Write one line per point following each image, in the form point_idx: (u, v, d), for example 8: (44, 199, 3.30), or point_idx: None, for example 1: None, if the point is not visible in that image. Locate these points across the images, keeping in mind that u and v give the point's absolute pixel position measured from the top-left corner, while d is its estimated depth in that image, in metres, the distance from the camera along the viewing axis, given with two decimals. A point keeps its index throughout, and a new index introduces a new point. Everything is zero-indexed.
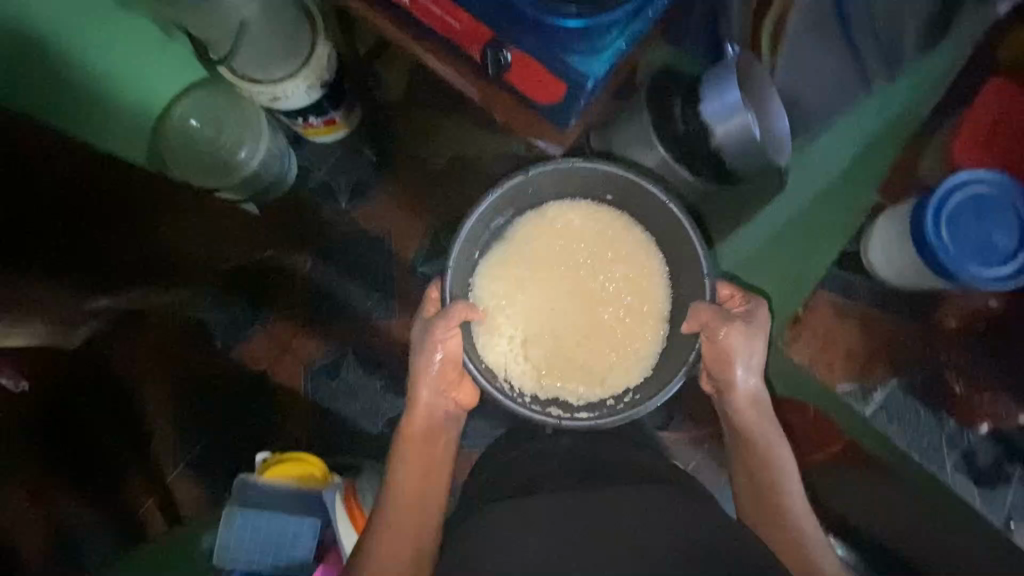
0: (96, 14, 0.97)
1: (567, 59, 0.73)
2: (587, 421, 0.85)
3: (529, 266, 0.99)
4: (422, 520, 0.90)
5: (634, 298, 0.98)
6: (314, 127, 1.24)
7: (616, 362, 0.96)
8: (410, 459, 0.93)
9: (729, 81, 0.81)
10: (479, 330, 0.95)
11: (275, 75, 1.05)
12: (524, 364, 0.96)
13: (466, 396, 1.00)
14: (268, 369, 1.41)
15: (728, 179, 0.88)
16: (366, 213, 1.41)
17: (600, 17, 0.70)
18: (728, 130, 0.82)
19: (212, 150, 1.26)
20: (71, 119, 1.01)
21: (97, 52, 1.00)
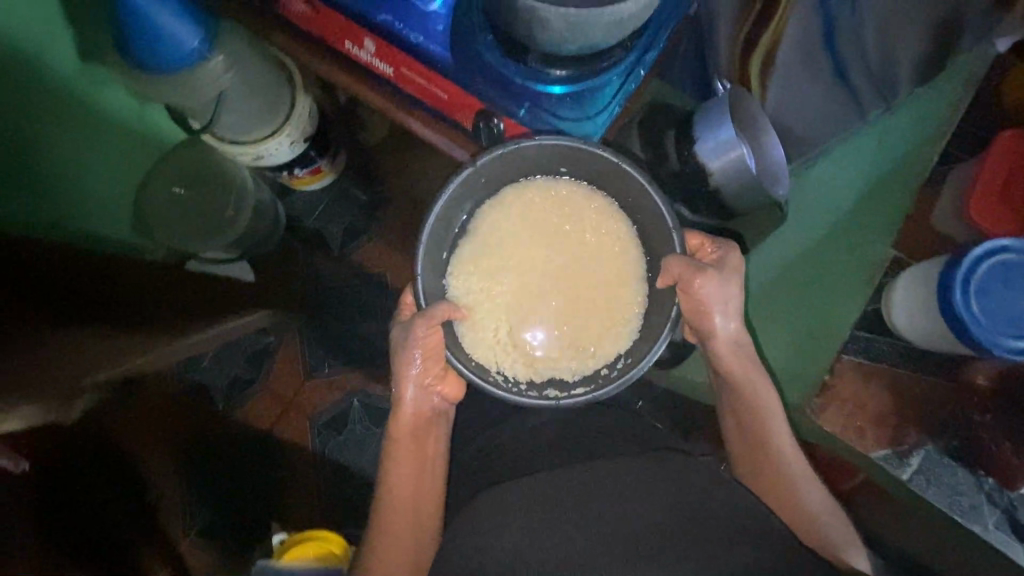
0: (61, 96, 0.95)
1: (559, 122, 0.73)
2: (586, 395, 0.77)
3: (501, 255, 0.88)
4: (424, 508, 0.91)
5: (611, 265, 0.88)
6: (298, 177, 1.21)
7: (604, 334, 0.87)
8: (403, 461, 0.90)
9: (721, 117, 0.79)
10: (461, 328, 0.86)
11: (256, 134, 1.03)
12: (514, 353, 0.87)
13: (451, 389, 0.94)
14: (273, 428, 1.39)
15: (727, 210, 0.87)
16: (360, 257, 1.39)
17: (588, 79, 0.68)
18: (724, 165, 0.80)
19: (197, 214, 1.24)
20: (46, 204, 0.98)
21: (69, 134, 0.99)
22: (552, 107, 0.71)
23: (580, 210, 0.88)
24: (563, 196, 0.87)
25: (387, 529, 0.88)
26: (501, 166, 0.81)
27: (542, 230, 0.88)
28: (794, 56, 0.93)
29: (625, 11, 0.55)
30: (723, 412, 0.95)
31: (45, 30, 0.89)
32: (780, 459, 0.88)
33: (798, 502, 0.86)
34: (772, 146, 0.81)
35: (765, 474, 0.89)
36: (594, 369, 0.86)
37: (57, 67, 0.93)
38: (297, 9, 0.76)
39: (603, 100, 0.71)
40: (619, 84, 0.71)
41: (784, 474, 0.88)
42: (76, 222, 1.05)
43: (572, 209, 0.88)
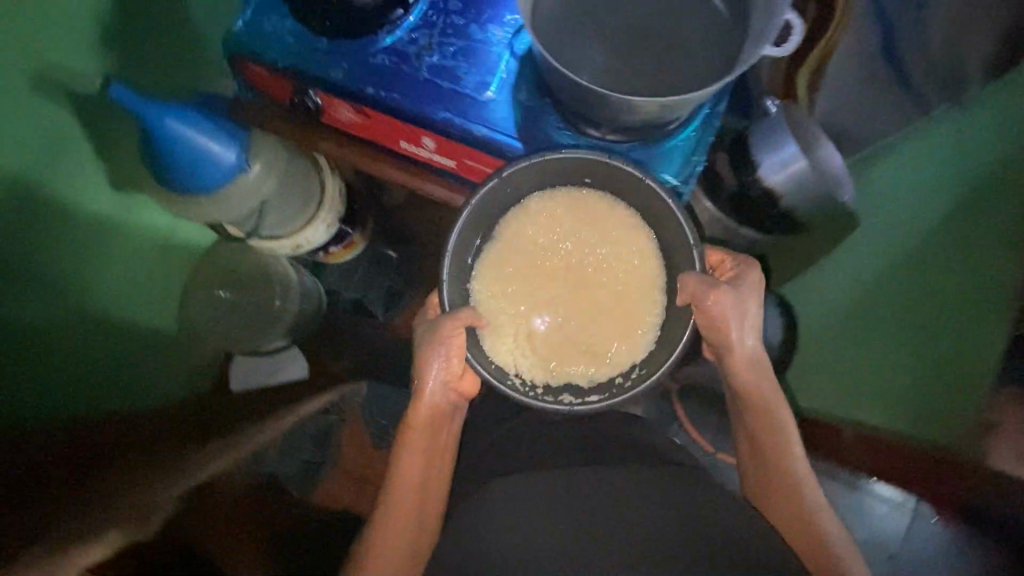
0: (101, 232, 0.90)
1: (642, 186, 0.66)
2: (602, 402, 0.74)
3: (517, 263, 0.82)
4: (427, 497, 0.81)
5: (631, 275, 0.82)
6: (334, 254, 1.14)
7: (625, 341, 0.81)
8: (414, 450, 0.82)
9: (776, 135, 0.77)
10: (484, 333, 0.80)
11: (293, 224, 0.97)
12: (533, 358, 0.82)
13: (467, 383, 0.87)
14: (351, 506, 1.33)
15: (792, 221, 0.83)
16: (406, 319, 1.38)
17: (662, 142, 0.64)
18: (787, 180, 0.78)
19: (242, 308, 1.22)
20: (91, 340, 0.92)
21: (106, 267, 0.92)
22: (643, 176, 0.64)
23: (601, 215, 0.82)
24: (585, 206, 0.82)
25: (394, 514, 0.78)
26: (524, 183, 0.78)
27: (560, 237, 0.83)
28: (835, 65, 1.01)
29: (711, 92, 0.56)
30: (736, 426, 0.83)
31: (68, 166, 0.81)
32: (799, 487, 0.75)
33: (809, 535, 0.72)
34: (830, 154, 0.79)
35: (776, 494, 0.76)
36: (611, 375, 0.81)
37: (84, 209, 0.86)
38: (344, 118, 0.69)
39: (679, 157, 0.65)
40: (693, 135, 0.65)
41: (798, 502, 0.75)
42: (120, 348, 0.98)
43: (594, 215, 0.82)
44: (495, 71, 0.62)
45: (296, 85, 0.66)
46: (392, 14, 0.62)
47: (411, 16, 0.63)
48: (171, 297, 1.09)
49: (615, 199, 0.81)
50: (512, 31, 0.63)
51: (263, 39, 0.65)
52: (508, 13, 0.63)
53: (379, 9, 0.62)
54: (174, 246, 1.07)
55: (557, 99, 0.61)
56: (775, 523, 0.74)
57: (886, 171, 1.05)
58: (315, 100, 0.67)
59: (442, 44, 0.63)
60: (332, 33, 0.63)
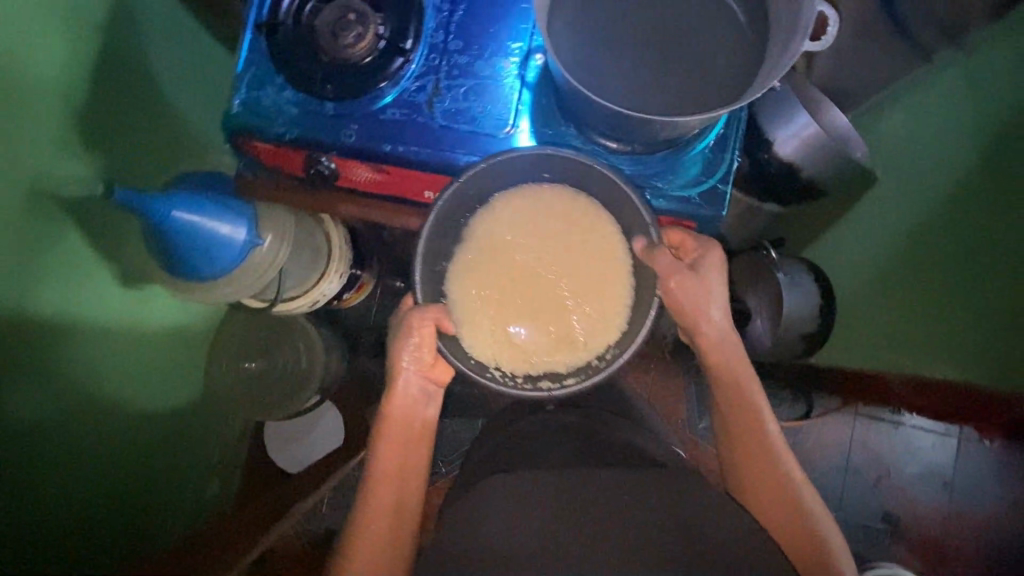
0: (112, 323, 0.82)
1: (670, 196, 0.63)
2: (594, 379, 0.57)
3: (475, 257, 0.64)
4: (405, 494, 0.65)
5: (598, 259, 0.64)
6: (349, 299, 1.08)
7: (604, 319, 0.63)
8: (389, 439, 0.66)
9: (787, 104, 0.76)
10: (459, 326, 0.63)
11: (307, 284, 0.95)
12: (509, 350, 0.63)
13: (438, 371, 0.68)
14: None
15: (812, 189, 0.82)
16: None
17: (685, 150, 0.62)
18: (803, 148, 0.77)
19: (268, 380, 1.12)
20: (105, 428, 0.83)
21: (116, 356, 0.83)
22: (674, 187, 0.63)
23: (561, 214, 0.65)
24: (548, 204, 0.65)
25: (366, 513, 0.62)
26: (478, 181, 0.61)
27: (517, 237, 0.65)
28: None
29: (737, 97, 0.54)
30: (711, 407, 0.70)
31: (60, 263, 0.72)
32: (777, 471, 0.62)
33: (787, 531, 0.59)
34: (832, 110, 0.80)
35: (760, 480, 0.62)
36: (591, 359, 0.62)
37: (86, 308, 0.77)
38: (362, 175, 0.68)
39: (704, 161, 0.63)
40: (720, 133, 0.63)
41: (777, 483, 0.62)
42: (133, 431, 0.88)
43: (554, 219, 0.64)
44: (510, 105, 0.61)
45: (305, 155, 0.64)
46: (393, 64, 0.61)
47: (413, 63, 0.62)
48: (191, 375, 1.02)
49: (570, 188, 0.65)
50: (520, 59, 0.61)
51: (265, 114, 0.63)
52: (511, 40, 0.61)
53: (377, 62, 0.61)
54: (187, 320, 0.99)
55: (581, 125, 0.60)
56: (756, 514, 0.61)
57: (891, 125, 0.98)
58: (330, 165, 0.65)
59: (450, 86, 0.61)
60: (336, 97, 0.62)
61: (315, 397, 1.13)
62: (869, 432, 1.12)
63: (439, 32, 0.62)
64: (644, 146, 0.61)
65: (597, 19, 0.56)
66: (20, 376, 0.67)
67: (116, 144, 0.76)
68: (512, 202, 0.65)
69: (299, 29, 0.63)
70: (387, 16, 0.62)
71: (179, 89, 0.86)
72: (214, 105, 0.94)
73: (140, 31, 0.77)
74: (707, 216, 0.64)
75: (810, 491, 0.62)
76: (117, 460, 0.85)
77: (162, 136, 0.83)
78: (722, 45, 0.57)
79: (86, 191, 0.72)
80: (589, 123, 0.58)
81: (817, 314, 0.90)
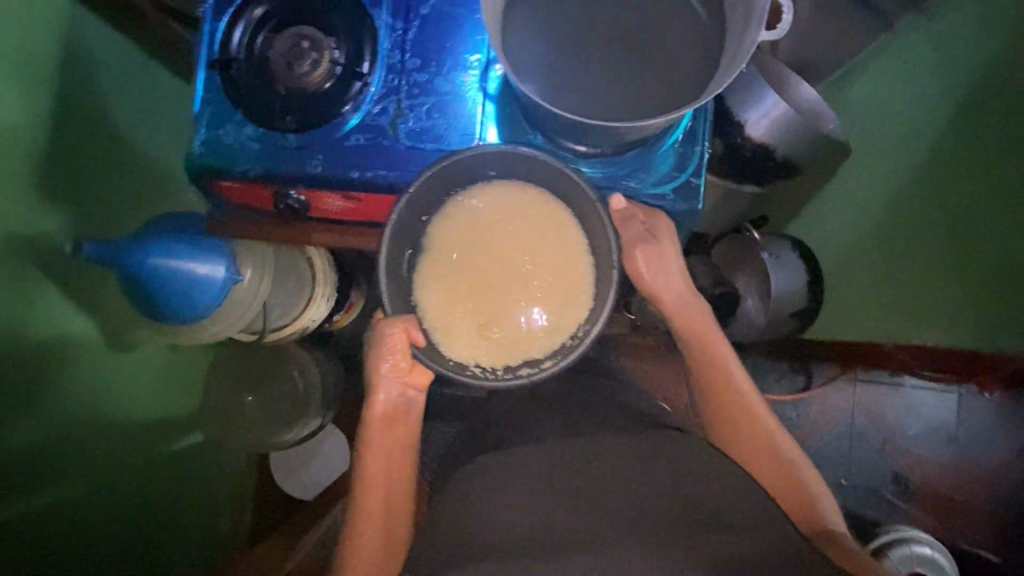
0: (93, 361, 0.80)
1: (644, 194, 0.63)
2: (567, 360, 0.56)
3: (438, 266, 0.63)
4: (393, 496, 0.65)
5: (555, 247, 0.62)
6: (339, 321, 1.05)
7: (573, 300, 0.61)
8: (374, 446, 0.65)
9: (756, 85, 0.75)
10: (433, 332, 0.61)
11: (294, 312, 0.93)
12: (486, 348, 0.61)
13: (416, 376, 0.65)
14: None
15: (789, 167, 0.82)
16: None
17: (654, 145, 0.61)
18: (774, 128, 0.77)
19: (268, 410, 1.07)
20: (93, 463, 0.81)
21: (99, 394, 0.82)
22: (646, 186, 0.62)
23: (511, 210, 0.63)
24: (498, 202, 0.63)
25: (357, 515, 0.64)
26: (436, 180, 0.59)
27: (471, 239, 0.63)
28: None
29: (702, 89, 0.54)
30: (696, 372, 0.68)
31: (36, 320, 0.71)
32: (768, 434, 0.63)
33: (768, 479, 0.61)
34: (802, 86, 0.79)
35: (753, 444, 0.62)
36: (565, 341, 0.60)
37: (63, 350, 0.75)
38: (334, 203, 0.67)
39: (675, 156, 0.62)
40: (689, 125, 0.62)
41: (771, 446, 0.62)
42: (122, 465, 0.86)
43: (505, 217, 0.63)
44: (474, 119, 0.60)
45: (273, 191, 0.63)
46: (352, 90, 0.60)
47: (372, 86, 0.61)
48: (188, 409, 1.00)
49: (521, 182, 0.63)
50: (479, 71, 0.60)
51: (228, 153, 0.62)
52: (468, 53, 0.60)
53: (336, 88, 0.61)
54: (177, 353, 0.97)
55: (548, 133, 0.59)
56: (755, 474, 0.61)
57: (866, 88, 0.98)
58: (300, 198, 0.63)
59: (412, 105, 0.61)
60: (298, 129, 0.61)
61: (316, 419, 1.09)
62: (870, 395, 1.11)
63: (395, 51, 0.61)
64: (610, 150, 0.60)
65: (553, 25, 0.55)
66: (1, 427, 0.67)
67: (81, 193, 0.74)
68: (461, 204, 0.63)
69: (253, 63, 0.62)
70: (341, 40, 0.61)
71: (145, 130, 0.84)
72: (182, 141, 0.92)
73: (101, 74, 0.77)
74: (683, 211, 0.63)
75: (785, 438, 0.63)
76: (108, 494, 0.84)
77: (129, 179, 0.82)
78: (682, 39, 0.56)
79: (52, 247, 0.71)
80: (556, 130, 0.57)
81: (805, 289, 0.90)
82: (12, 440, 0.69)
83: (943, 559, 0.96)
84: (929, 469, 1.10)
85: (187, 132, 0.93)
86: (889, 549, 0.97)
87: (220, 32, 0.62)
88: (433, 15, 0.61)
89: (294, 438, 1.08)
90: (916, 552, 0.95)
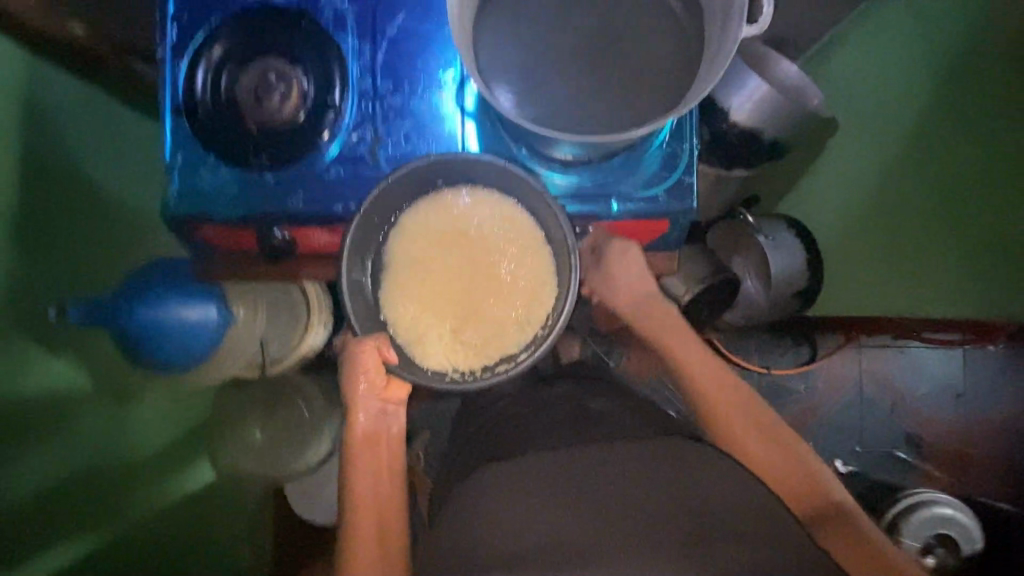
0: (80, 406, 0.78)
1: (635, 197, 0.61)
2: (540, 351, 0.56)
3: (401, 279, 0.61)
4: (386, 519, 0.60)
5: (511, 242, 0.61)
6: None
7: (538, 288, 0.60)
8: (359, 467, 0.62)
9: (740, 69, 0.74)
10: (408, 345, 0.61)
11: (290, 342, 0.88)
12: (460, 349, 0.60)
13: (395, 391, 0.64)
14: None
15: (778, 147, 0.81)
16: None
17: (642, 147, 0.60)
18: (761, 112, 0.76)
19: (274, 449, 0.98)
20: (83, 507, 0.79)
21: (85, 438, 0.79)
22: (637, 189, 0.61)
23: (463, 217, 0.61)
24: (451, 208, 0.61)
25: (350, 542, 0.58)
26: (402, 191, 0.59)
27: (430, 249, 0.61)
28: None
29: (685, 87, 0.53)
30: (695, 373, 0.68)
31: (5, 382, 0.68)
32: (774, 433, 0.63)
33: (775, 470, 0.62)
34: (783, 62, 0.78)
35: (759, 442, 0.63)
36: (537, 331, 0.59)
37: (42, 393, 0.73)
38: (319, 237, 0.65)
39: (663, 157, 0.61)
40: (675, 121, 0.61)
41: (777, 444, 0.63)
42: (120, 508, 0.83)
43: (458, 223, 0.61)
44: (454, 139, 0.59)
45: (255, 232, 0.62)
46: (325, 120, 0.59)
47: (345, 115, 0.59)
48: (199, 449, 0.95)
49: (474, 186, 0.60)
50: (455, 88, 0.59)
51: (203, 197, 0.60)
52: (441, 70, 0.59)
53: (309, 120, 0.59)
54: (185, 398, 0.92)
55: (528, 144, 0.57)
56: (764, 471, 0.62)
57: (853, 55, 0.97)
58: (286, 236, 0.62)
59: (389, 131, 0.59)
60: (276, 167, 0.59)
61: (325, 447, 0.98)
62: (875, 361, 1.09)
63: (366, 76, 0.59)
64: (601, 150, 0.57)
65: (526, 32, 0.54)
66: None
67: (47, 248, 0.71)
68: (411, 216, 0.61)
69: (219, 102, 0.59)
70: (306, 67, 0.59)
71: (123, 168, 0.82)
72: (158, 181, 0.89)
73: (73, 116, 0.75)
74: (678, 211, 0.62)
75: (786, 430, 0.64)
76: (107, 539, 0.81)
77: (104, 227, 0.79)
78: (660, 36, 0.54)
79: (21, 300, 0.68)
80: (539, 142, 0.56)
81: (804, 269, 0.90)
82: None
83: (963, 517, 0.92)
84: (941, 433, 1.08)
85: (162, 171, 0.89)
86: (907, 515, 0.92)
87: (182, 74, 0.60)
88: (401, 35, 0.59)
89: (301, 468, 0.98)
90: (936, 513, 0.92)
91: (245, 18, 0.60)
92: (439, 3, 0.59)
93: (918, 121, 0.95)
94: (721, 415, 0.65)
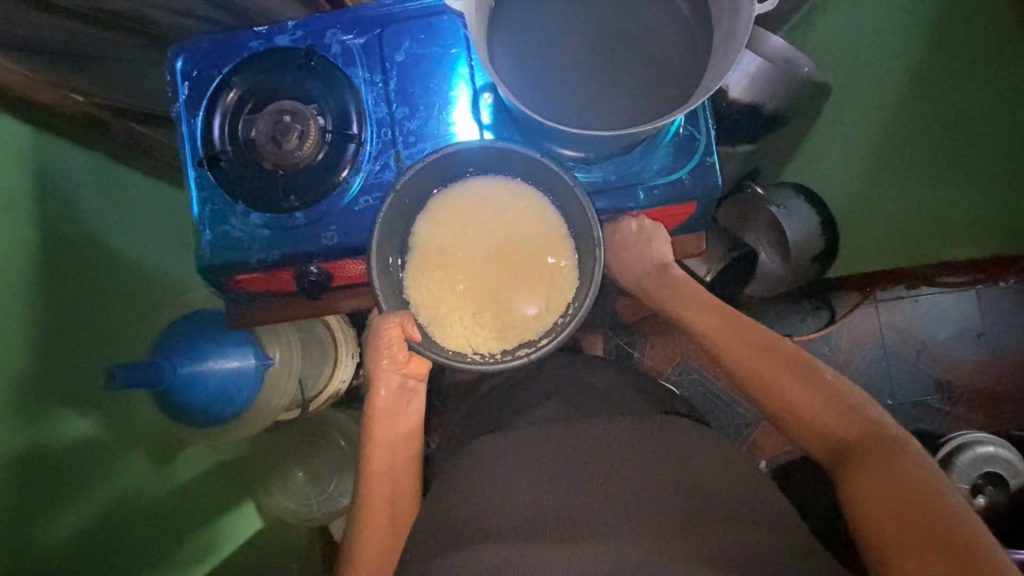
0: (125, 443, 0.77)
1: (655, 182, 0.63)
2: (565, 332, 0.54)
3: (424, 265, 0.60)
4: (397, 491, 0.63)
5: (532, 229, 0.59)
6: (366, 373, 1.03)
7: (558, 276, 0.59)
8: (377, 441, 0.64)
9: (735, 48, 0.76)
10: (428, 326, 0.59)
11: (322, 376, 0.89)
12: (484, 333, 0.58)
13: (416, 367, 0.65)
14: None
15: (775, 119, 0.83)
16: None
17: (661, 134, 0.61)
18: (758, 88, 0.78)
19: (301, 480, 0.97)
20: (131, 544, 0.76)
21: (136, 475, 0.78)
22: (658, 175, 0.62)
23: (486, 207, 0.60)
24: (475, 198, 0.60)
25: (365, 512, 0.61)
26: (421, 186, 0.58)
27: (454, 238, 0.60)
28: None
29: (696, 72, 0.54)
30: (706, 319, 0.65)
31: (43, 446, 0.67)
32: (801, 360, 0.59)
33: (822, 426, 0.55)
34: (769, 38, 0.80)
35: (780, 363, 0.59)
36: (556, 319, 0.58)
37: (88, 431, 0.72)
38: (354, 266, 0.66)
39: (681, 142, 0.62)
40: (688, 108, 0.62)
41: (806, 369, 0.58)
42: (168, 545, 0.81)
43: (481, 213, 0.60)
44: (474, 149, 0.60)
45: (292, 270, 0.63)
46: (347, 152, 0.60)
47: (366, 144, 0.60)
48: (237, 488, 0.94)
49: (502, 177, 0.60)
50: (468, 103, 0.61)
51: (224, 223, 0.61)
52: (452, 89, 0.61)
53: (331, 154, 0.60)
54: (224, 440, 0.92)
55: (546, 143, 0.59)
56: (794, 400, 0.57)
57: (835, 20, 1.01)
58: (317, 271, 0.63)
59: (411, 153, 0.61)
60: (305, 204, 0.60)
61: (344, 477, 0.96)
62: (894, 314, 1.07)
63: (380, 105, 0.61)
64: (617, 149, 0.60)
65: (535, 37, 0.55)
66: (21, 521, 0.64)
67: (77, 298, 0.71)
68: (436, 208, 0.60)
69: (239, 147, 0.60)
70: (321, 104, 0.60)
71: (148, 214, 0.84)
72: (186, 228, 0.91)
73: (94, 172, 0.76)
74: (700, 192, 0.63)
75: (814, 359, 0.59)
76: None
77: (135, 276, 0.80)
78: (666, 27, 0.56)
79: (57, 340, 0.68)
80: (561, 142, 0.57)
81: (819, 229, 0.91)
82: (44, 534, 0.67)
83: (1006, 453, 0.92)
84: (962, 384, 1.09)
85: (189, 218, 0.91)
86: (953, 458, 0.93)
87: (199, 127, 0.61)
88: (409, 60, 0.61)
89: (325, 499, 0.96)
90: (977, 453, 0.92)
91: (254, 65, 0.61)
92: (440, 25, 0.61)
93: (900, 78, 1.00)
94: (753, 353, 0.61)
